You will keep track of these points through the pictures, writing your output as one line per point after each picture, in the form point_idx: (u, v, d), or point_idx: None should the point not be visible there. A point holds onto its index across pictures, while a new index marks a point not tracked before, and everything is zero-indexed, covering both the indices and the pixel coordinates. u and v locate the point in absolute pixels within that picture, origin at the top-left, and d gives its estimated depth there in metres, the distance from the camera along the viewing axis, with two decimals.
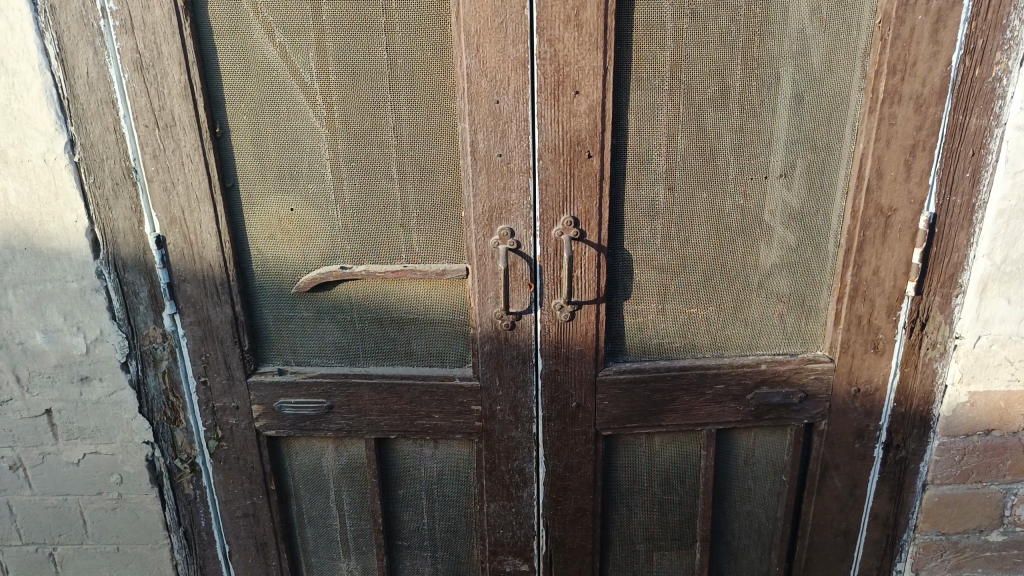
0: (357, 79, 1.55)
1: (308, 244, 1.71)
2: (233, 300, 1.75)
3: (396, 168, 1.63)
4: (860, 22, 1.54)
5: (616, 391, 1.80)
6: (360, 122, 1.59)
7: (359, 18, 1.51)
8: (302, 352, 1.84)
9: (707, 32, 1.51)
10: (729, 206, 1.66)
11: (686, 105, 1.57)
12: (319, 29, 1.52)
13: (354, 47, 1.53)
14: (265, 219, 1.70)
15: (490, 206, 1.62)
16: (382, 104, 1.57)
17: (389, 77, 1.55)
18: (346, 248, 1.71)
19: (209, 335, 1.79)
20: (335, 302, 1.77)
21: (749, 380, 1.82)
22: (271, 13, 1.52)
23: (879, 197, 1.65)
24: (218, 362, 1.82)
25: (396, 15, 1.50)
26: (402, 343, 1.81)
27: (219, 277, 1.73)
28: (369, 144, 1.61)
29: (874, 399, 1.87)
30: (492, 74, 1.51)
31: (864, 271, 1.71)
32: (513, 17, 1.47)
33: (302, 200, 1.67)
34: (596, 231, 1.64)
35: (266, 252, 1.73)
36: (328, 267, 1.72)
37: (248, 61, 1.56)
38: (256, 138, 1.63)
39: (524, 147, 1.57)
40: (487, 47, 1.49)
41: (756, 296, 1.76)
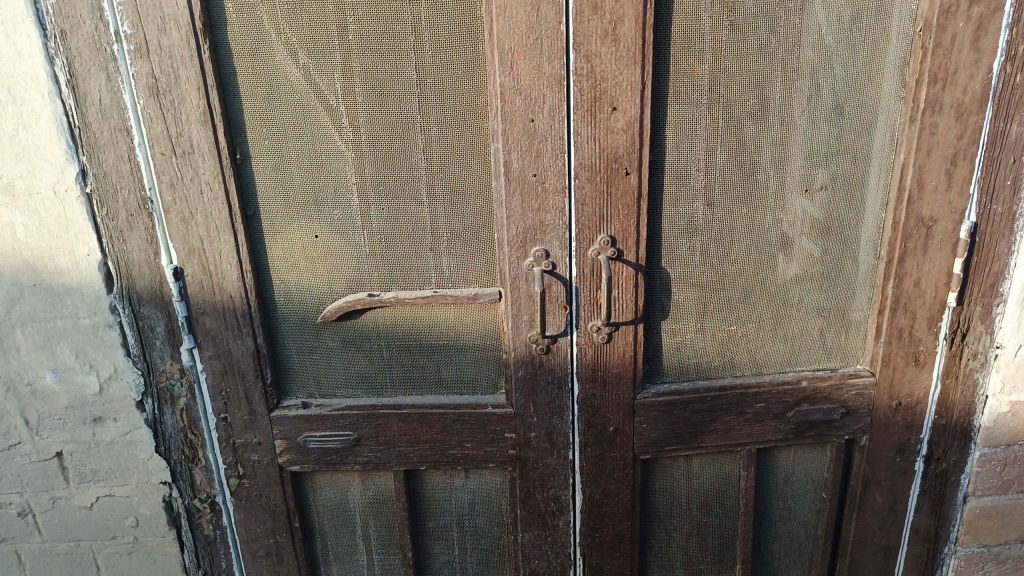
0: (384, 100, 1.49)
1: (333, 272, 1.64)
2: (255, 332, 1.68)
3: (425, 191, 1.56)
4: (900, 31, 1.50)
5: (655, 414, 1.74)
6: (388, 144, 1.53)
7: (387, 37, 1.44)
8: (326, 384, 1.76)
9: (745, 44, 1.47)
10: (768, 220, 1.62)
11: (725, 118, 1.52)
12: (345, 49, 1.46)
13: (382, 67, 1.47)
14: (288, 247, 1.63)
15: (524, 227, 1.57)
16: (410, 125, 1.51)
17: (418, 98, 1.49)
18: (373, 274, 1.64)
19: (229, 369, 1.71)
20: (361, 331, 1.70)
21: (790, 397, 1.77)
22: (294, 33, 1.45)
23: (920, 208, 1.61)
24: (239, 397, 1.74)
25: (425, 33, 1.44)
26: (431, 371, 1.74)
27: (240, 308, 1.65)
28: (397, 167, 1.54)
29: (915, 412, 1.82)
30: (527, 91, 1.46)
31: (905, 283, 1.68)
32: (548, 33, 1.42)
33: (327, 227, 1.60)
34: (633, 250, 1.59)
35: (289, 282, 1.66)
36: (355, 295, 1.65)
37: (270, 84, 1.50)
38: (278, 164, 1.56)
39: (559, 166, 1.52)
40: (522, 64, 1.44)
41: (794, 311, 1.72)
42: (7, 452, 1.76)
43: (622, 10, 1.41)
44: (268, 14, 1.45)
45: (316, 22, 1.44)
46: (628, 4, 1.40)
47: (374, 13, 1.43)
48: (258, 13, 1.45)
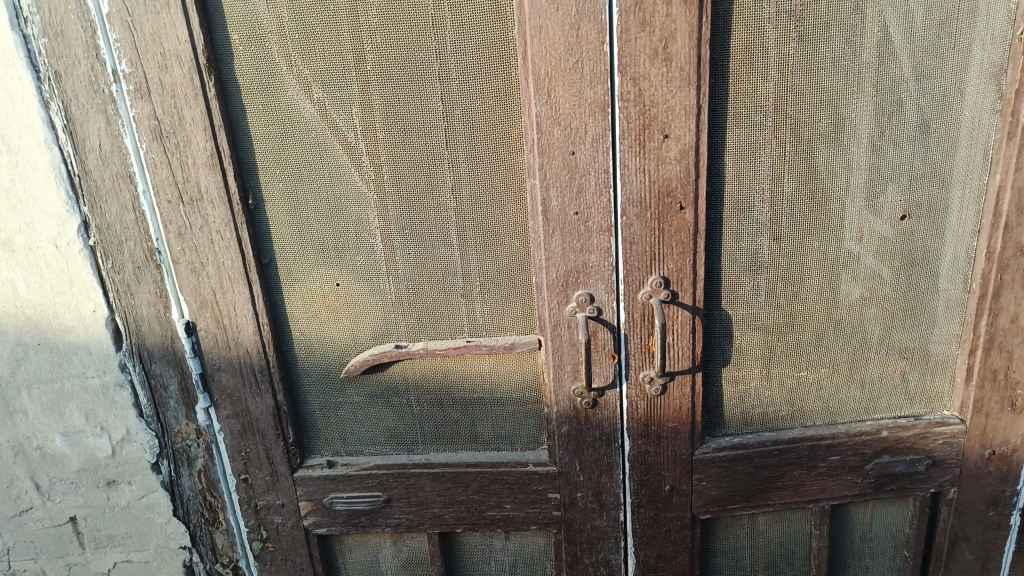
0: (407, 135, 1.34)
1: (356, 323, 1.49)
2: (274, 389, 1.54)
3: (455, 233, 1.41)
4: (995, 35, 1.31)
5: (716, 470, 1.57)
6: (412, 184, 1.37)
7: (409, 65, 1.29)
8: (353, 442, 1.61)
9: (816, 58, 1.29)
10: (843, 254, 1.43)
11: (793, 142, 1.34)
12: (363, 80, 1.30)
13: (404, 99, 1.31)
14: (307, 296, 1.48)
15: (566, 270, 1.40)
16: (437, 162, 1.35)
17: (445, 131, 1.33)
18: (400, 324, 1.48)
19: (248, 428, 1.58)
20: (388, 386, 1.54)
21: (868, 449, 1.58)
22: (306, 65, 1.31)
23: (1018, 235, 1.41)
24: (259, 457, 1.60)
25: (451, 59, 1.28)
26: (466, 426, 1.57)
27: (257, 364, 1.51)
28: (423, 207, 1.39)
29: (1012, 462, 1.61)
30: (566, 121, 1.29)
31: (1000, 319, 1.48)
32: (590, 54, 1.25)
33: (348, 273, 1.45)
34: (689, 291, 1.42)
35: (309, 334, 1.51)
36: (382, 347, 1.49)
37: (282, 121, 1.35)
38: (294, 207, 1.41)
39: (604, 202, 1.35)
40: (561, 90, 1.27)
41: (872, 353, 1.53)
42: (19, 519, 1.65)
43: (674, 25, 1.23)
44: (279, 44, 1.30)
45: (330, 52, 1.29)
46: (681, 17, 1.23)
47: (393, 40, 1.27)
48: (267, 43, 1.30)
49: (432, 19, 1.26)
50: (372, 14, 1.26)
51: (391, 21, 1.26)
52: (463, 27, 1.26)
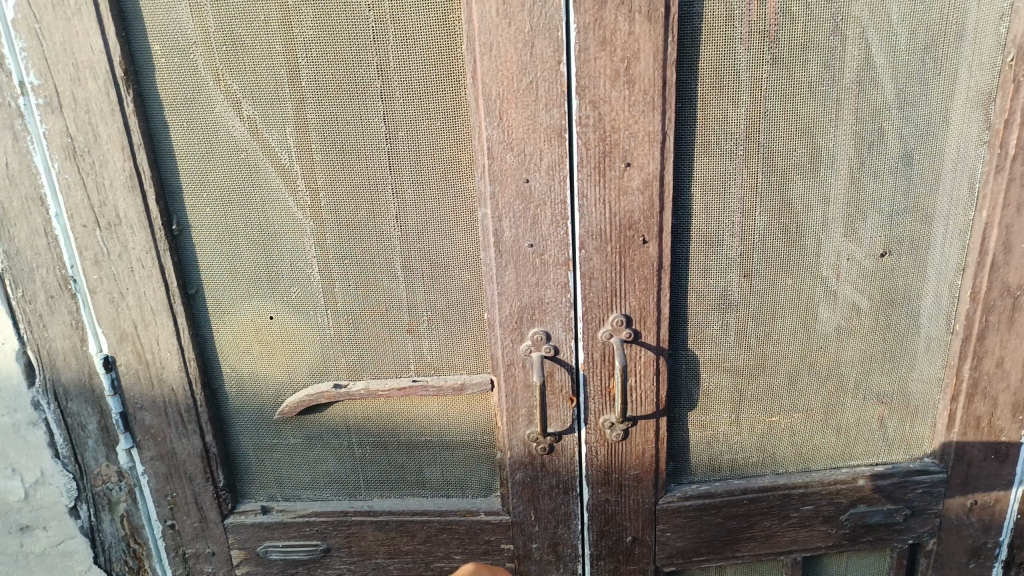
0: (346, 157, 1.22)
1: (291, 359, 1.37)
2: (202, 429, 1.41)
3: (400, 264, 1.29)
4: (983, 61, 1.21)
5: (682, 521, 1.46)
6: (352, 210, 1.25)
7: (347, 82, 1.17)
8: (290, 486, 1.49)
9: (791, 83, 1.19)
10: (818, 292, 1.34)
11: (765, 173, 1.24)
12: (298, 97, 1.19)
13: (342, 119, 1.20)
14: (238, 329, 1.36)
15: (519, 306, 1.29)
16: (379, 188, 1.24)
17: (388, 154, 1.22)
18: (340, 361, 1.36)
19: (175, 472, 1.44)
20: (327, 427, 1.42)
21: (844, 498, 1.48)
22: (235, 79, 1.18)
23: (1005, 274, 1.32)
24: (187, 502, 1.47)
25: (394, 77, 1.17)
26: (412, 470, 1.46)
27: (184, 403, 1.38)
28: (363, 235, 1.27)
29: (996, 512, 1.51)
30: (519, 146, 1.18)
31: (985, 363, 1.38)
32: (546, 75, 1.14)
33: (282, 306, 1.33)
34: (653, 331, 1.31)
35: (240, 370, 1.39)
36: (319, 387, 1.38)
37: (209, 140, 1.23)
38: (223, 234, 1.29)
39: (561, 234, 1.24)
40: (513, 113, 1.16)
41: (849, 397, 1.43)
42: None
43: (637, 45, 1.13)
44: (205, 58, 1.18)
45: (262, 65, 1.17)
46: (645, 36, 1.12)
47: (331, 53, 1.16)
48: (192, 56, 1.18)
49: (373, 32, 1.14)
50: (307, 25, 1.14)
51: (327, 33, 1.15)
52: (408, 41, 1.15)
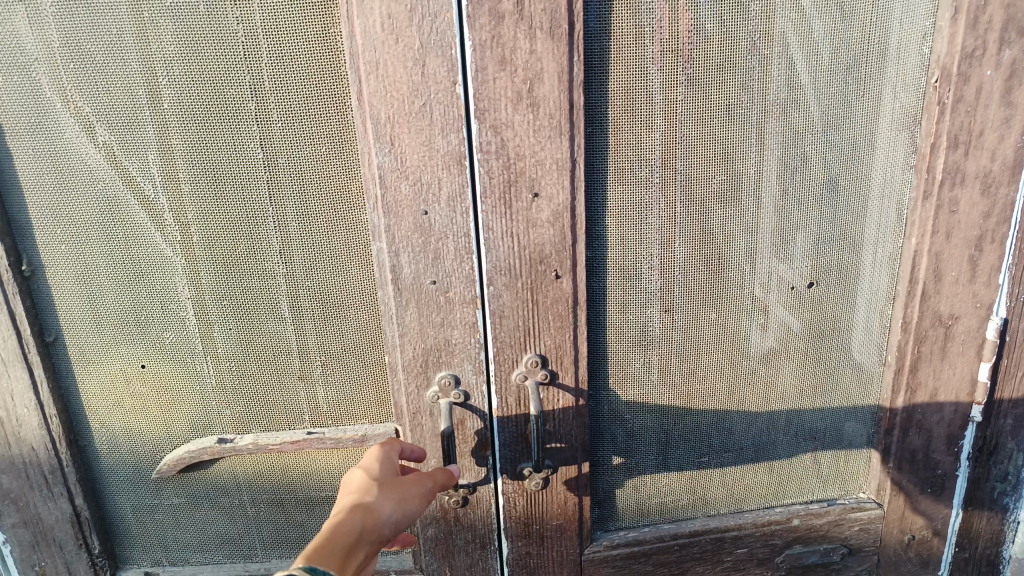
0: (220, 189, 1.09)
1: (169, 413, 1.23)
2: (71, 492, 1.25)
3: (288, 305, 1.16)
4: (908, 82, 1.15)
5: (609, 570, 1.37)
6: (231, 247, 1.12)
7: (216, 105, 1.04)
8: (177, 548, 1.35)
9: (707, 104, 1.11)
10: (745, 326, 1.25)
11: (684, 201, 1.16)
12: (161, 121, 1.05)
13: (213, 146, 1.06)
14: (106, 381, 1.21)
15: (424, 348, 1.17)
16: (260, 221, 1.11)
17: (268, 184, 1.09)
18: (225, 415, 1.23)
19: (41, 539, 1.27)
20: (215, 484, 1.28)
21: (778, 540, 1.40)
22: (87, 101, 1.03)
23: (937, 303, 1.25)
24: (58, 571, 1.30)
25: (271, 99, 1.04)
26: (314, 528, 1.33)
27: (47, 464, 1.22)
28: (243, 274, 1.14)
29: (934, 547, 1.44)
30: (415, 174, 1.06)
31: (919, 395, 1.32)
32: (440, 97, 1.03)
33: (156, 354, 1.19)
34: (571, 372, 1.20)
35: (112, 425, 1.24)
36: (202, 442, 1.23)
37: (61, 170, 1.07)
38: (83, 274, 1.14)
39: (466, 270, 1.13)
40: (406, 138, 1.04)
41: (781, 433, 1.35)
42: None
43: (539, 64, 1.02)
44: (49, 76, 1.02)
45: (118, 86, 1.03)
46: (548, 55, 1.02)
47: (197, 74, 1.02)
48: (34, 74, 1.02)
49: (244, 50, 1.01)
50: (166, 42, 1.01)
51: (191, 50, 1.01)
52: (285, 60, 1.02)
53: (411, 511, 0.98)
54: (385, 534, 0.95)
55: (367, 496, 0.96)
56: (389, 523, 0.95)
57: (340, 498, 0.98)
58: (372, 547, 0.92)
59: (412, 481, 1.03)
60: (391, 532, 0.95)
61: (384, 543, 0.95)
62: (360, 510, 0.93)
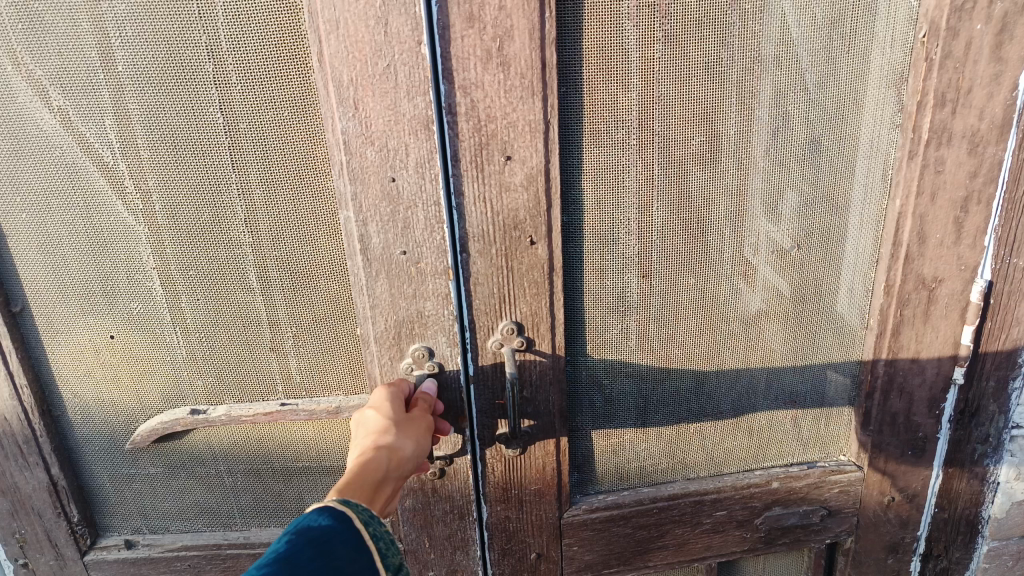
0: (180, 155, 1.06)
1: (141, 383, 1.22)
2: (47, 461, 1.25)
3: (254, 273, 1.14)
4: (895, 37, 1.11)
5: (588, 534, 1.37)
6: (195, 215, 1.09)
7: (172, 66, 1.00)
8: (157, 516, 1.35)
9: (686, 62, 1.07)
10: (725, 291, 1.23)
11: (662, 163, 1.13)
12: (115, 83, 1.01)
13: (171, 110, 1.03)
14: (76, 351, 1.20)
15: (396, 321, 1.15)
16: (222, 188, 1.08)
17: (230, 148, 1.05)
18: (196, 384, 1.22)
19: (20, 507, 1.27)
20: (190, 455, 1.28)
21: (758, 502, 1.40)
22: (37, 62, 1.00)
23: (920, 266, 1.23)
24: (39, 539, 1.31)
25: (229, 60, 1.00)
26: (292, 498, 1.33)
27: (20, 434, 1.21)
28: (208, 241, 1.11)
29: (913, 507, 1.45)
30: (381, 139, 1.03)
31: (900, 359, 1.30)
32: (405, 58, 0.98)
33: (124, 324, 1.17)
34: (547, 338, 1.19)
35: (85, 395, 1.23)
36: (174, 414, 1.22)
37: (15, 136, 1.04)
38: (44, 243, 1.11)
39: (437, 240, 1.10)
40: (371, 101, 1.00)
41: (761, 397, 1.34)
42: None
43: (510, 21, 0.98)
44: None
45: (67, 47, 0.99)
46: (518, 11, 0.98)
47: (149, 33, 0.98)
48: None
49: (199, 7, 0.97)
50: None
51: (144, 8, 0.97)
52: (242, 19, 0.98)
53: (427, 447, 0.98)
54: (407, 470, 0.94)
55: (387, 436, 0.95)
56: (411, 459, 0.94)
57: (358, 438, 0.97)
58: (397, 483, 0.92)
59: (422, 417, 1.03)
60: (412, 468, 0.95)
61: (406, 479, 0.94)
62: (384, 449, 0.92)
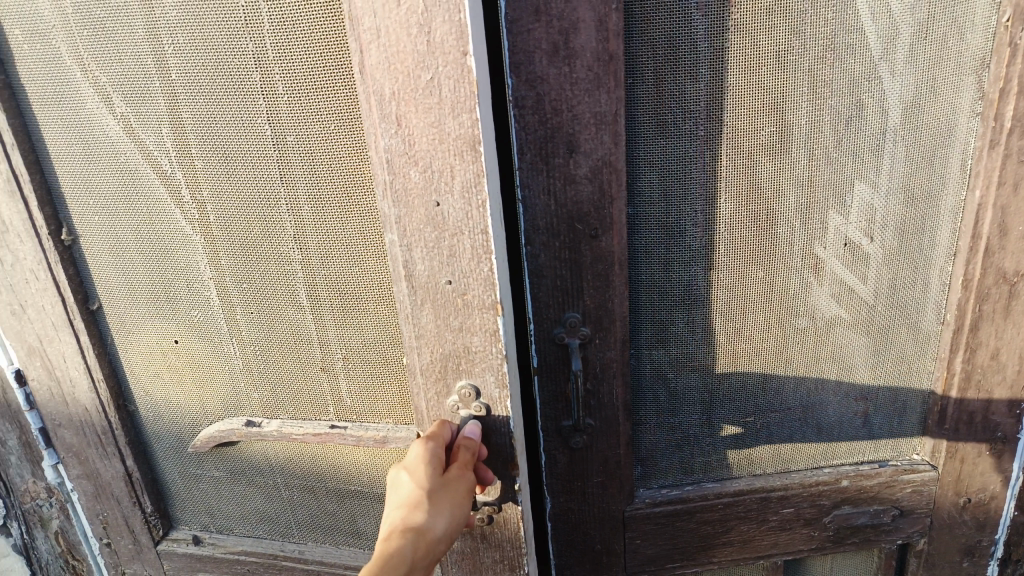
0: (231, 165, 1.09)
1: (204, 383, 1.28)
2: (123, 453, 1.32)
3: (306, 295, 1.17)
4: (977, 21, 1.06)
5: (651, 528, 1.36)
6: (247, 226, 1.13)
7: (221, 76, 1.03)
8: (222, 517, 1.41)
9: (756, 52, 1.06)
10: (794, 285, 1.21)
11: (730, 154, 1.12)
12: (169, 92, 1.05)
13: (222, 119, 1.06)
14: (145, 352, 1.26)
15: (442, 354, 1.09)
16: (272, 200, 1.10)
17: (275, 162, 1.07)
18: (253, 397, 1.28)
19: (103, 491, 1.36)
20: (250, 464, 1.34)
21: (826, 500, 1.38)
22: (102, 70, 1.05)
23: (1001, 260, 1.19)
24: (119, 523, 1.40)
25: (275, 70, 1.01)
26: (345, 520, 1.36)
27: (99, 425, 1.30)
28: (258, 252, 1.15)
29: (990, 510, 1.40)
30: (425, 160, 0.96)
31: (979, 356, 1.26)
32: (449, 69, 0.91)
33: (187, 329, 1.23)
34: (612, 331, 1.19)
35: (154, 395, 1.30)
36: (233, 423, 1.28)
37: (87, 141, 1.10)
38: (114, 246, 1.18)
39: (485, 270, 1.02)
40: (414, 117, 0.94)
41: (830, 394, 1.31)
42: None
43: (576, 13, 0.98)
44: (66, 43, 1.04)
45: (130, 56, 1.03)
46: (584, 3, 0.98)
47: (200, 41, 1.01)
48: (55, 46, 1.05)
49: (246, 14, 0.98)
50: (169, 7, 1.00)
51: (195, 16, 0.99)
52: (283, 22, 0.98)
53: (461, 519, 0.99)
54: (437, 551, 0.96)
55: (419, 512, 0.96)
56: (440, 540, 0.96)
57: (393, 508, 0.99)
58: (425, 568, 0.95)
59: (460, 477, 1.02)
60: (443, 547, 0.97)
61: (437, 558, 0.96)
62: (412, 535, 0.94)
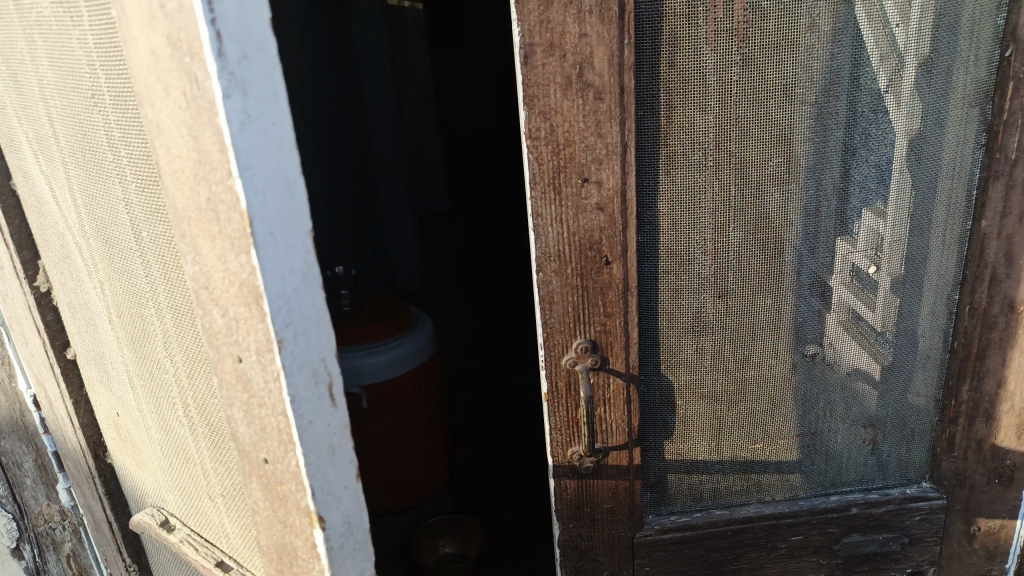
0: (112, 246, 1.16)
1: (137, 457, 1.41)
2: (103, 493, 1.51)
3: (182, 408, 1.20)
4: (980, 55, 1.11)
5: (660, 554, 1.36)
6: (131, 315, 1.20)
7: (91, 149, 1.10)
8: None
9: (763, 86, 1.09)
10: (801, 312, 1.23)
11: (738, 185, 1.14)
12: (63, 161, 1.17)
13: (97, 194, 1.13)
14: (101, 410, 1.44)
15: (276, 541, 1.09)
16: (143, 293, 1.15)
17: (139, 248, 1.10)
18: (169, 497, 1.38)
19: (99, 524, 1.57)
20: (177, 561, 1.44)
21: (835, 528, 1.37)
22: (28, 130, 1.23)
23: (1007, 288, 1.21)
24: (111, 559, 1.60)
25: (122, 153, 1.03)
26: None
27: (86, 466, 1.51)
28: (145, 352, 1.21)
29: (1000, 538, 1.40)
30: (224, 306, 0.96)
31: (986, 384, 1.28)
32: (224, 193, 0.87)
33: (119, 405, 1.37)
34: (622, 357, 1.20)
35: (118, 452, 1.47)
36: (156, 516, 1.41)
37: (37, 199, 1.30)
38: (70, 308, 1.37)
39: (292, 460, 0.99)
40: (206, 248, 0.94)
41: (838, 421, 1.32)
42: None
43: (590, 48, 1.02)
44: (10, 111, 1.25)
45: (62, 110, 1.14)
46: (598, 39, 1.01)
47: (71, 111, 1.10)
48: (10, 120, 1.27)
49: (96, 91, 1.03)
50: (49, 75, 1.11)
51: (76, 92, 1.07)
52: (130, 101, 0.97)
53: None
54: None
55: None
56: None
57: None
58: None
59: None
60: None
61: None
62: None
